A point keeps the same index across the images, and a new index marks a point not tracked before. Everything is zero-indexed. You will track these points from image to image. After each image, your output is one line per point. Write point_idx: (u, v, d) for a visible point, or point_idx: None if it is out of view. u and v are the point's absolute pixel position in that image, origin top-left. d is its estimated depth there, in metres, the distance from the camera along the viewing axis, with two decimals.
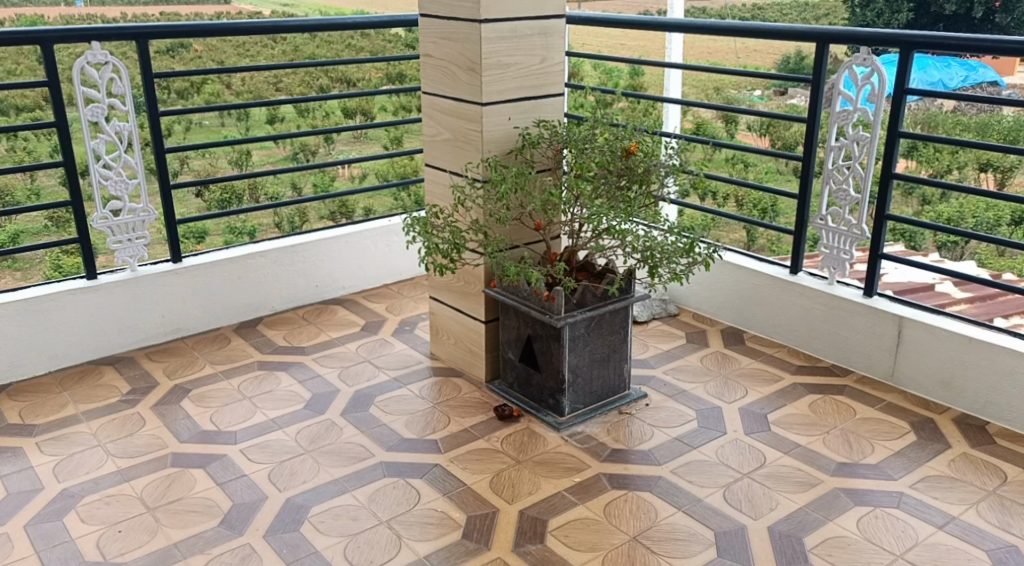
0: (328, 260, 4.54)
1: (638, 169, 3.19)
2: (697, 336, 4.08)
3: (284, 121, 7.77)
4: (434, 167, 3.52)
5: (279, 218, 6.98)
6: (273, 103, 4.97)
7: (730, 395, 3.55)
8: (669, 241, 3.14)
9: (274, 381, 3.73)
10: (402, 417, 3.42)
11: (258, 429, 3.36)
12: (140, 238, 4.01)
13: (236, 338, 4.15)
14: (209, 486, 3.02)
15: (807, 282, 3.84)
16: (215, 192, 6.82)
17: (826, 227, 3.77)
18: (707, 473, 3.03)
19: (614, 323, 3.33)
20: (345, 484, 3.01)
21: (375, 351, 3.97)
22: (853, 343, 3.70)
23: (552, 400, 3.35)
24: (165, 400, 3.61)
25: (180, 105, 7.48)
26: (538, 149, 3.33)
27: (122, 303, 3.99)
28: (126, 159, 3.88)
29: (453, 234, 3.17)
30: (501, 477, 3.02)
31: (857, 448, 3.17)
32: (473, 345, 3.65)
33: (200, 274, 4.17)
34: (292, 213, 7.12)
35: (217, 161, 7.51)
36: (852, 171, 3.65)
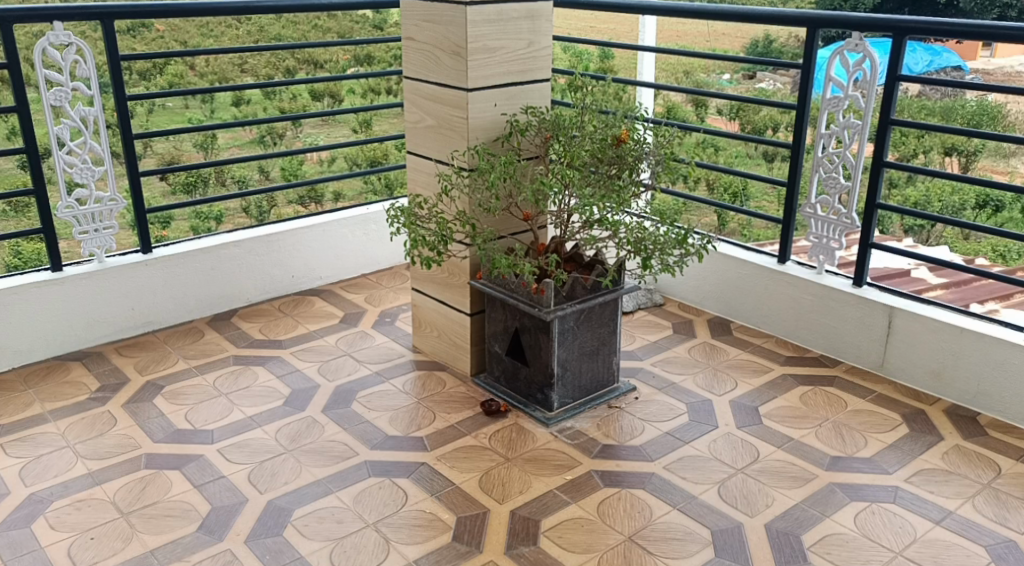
0: (304, 249, 4.41)
1: (628, 158, 3.11)
2: (684, 326, 4.02)
3: (250, 104, 7.55)
4: (417, 155, 3.41)
5: (246, 203, 6.77)
6: (242, 87, 4.80)
7: (720, 387, 3.49)
8: (661, 232, 3.06)
9: (251, 377, 3.60)
10: (385, 413, 3.31)
11: (235, 428, 3.24)
12: (107, 228, 3.85)
13: (210, 332, 4.02)
14: (186, 489, 2.90)
15: (796, 271, 3.79)
16: (181, 178, 6.60)
17: (815, 216, 3.72)
18: (700, 469, 2.96)
19: (603, 316, 3.25)
20: (329, 485, 2.90)
21: (355, 344, 3.86)
22: (843, 334, 3.66)
23: (540, 395, 3.26)
24: (137, 398, 3.47)
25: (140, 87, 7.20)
26: (526, 136, 3.22)
27: (89, 296, 3.83)
28: (92, 145, 3.71)
29: (439, 225, 3.07)
30: (490, 476, 2.94)
31: (851, 441, 3.12)
32: (458, 338, 3.55)
33: (170, 266, 4.02)
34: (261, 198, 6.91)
35: (181, 141, 7.29)
36: (842, 159, 3.60)
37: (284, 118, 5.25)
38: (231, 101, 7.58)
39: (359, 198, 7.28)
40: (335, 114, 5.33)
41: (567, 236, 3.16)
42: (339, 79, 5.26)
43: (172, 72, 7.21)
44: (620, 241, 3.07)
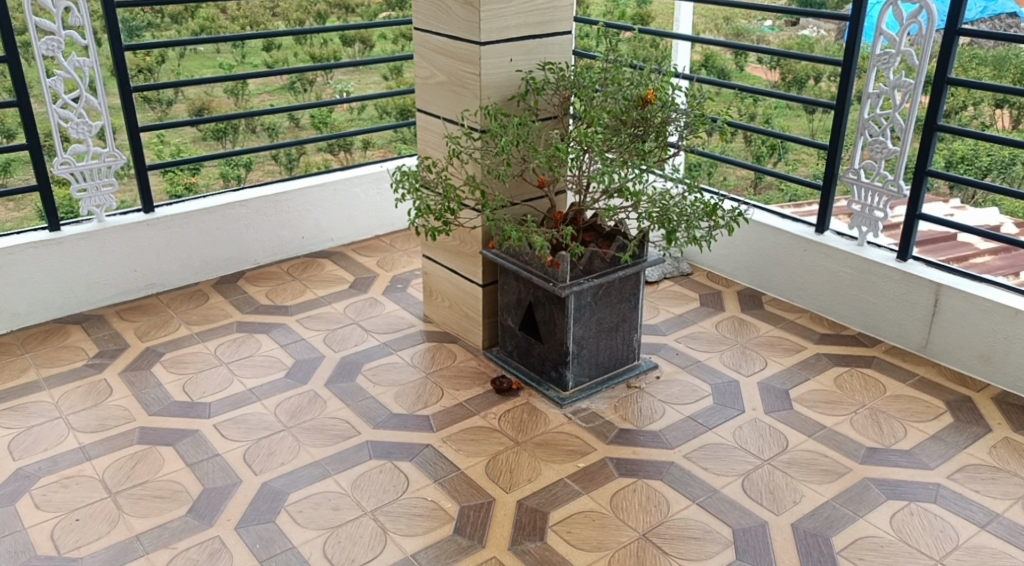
0: (314, 209, 4.21)
1: (654, 120, 2.86)
2: (712, 299, 3.78)
3: (280, 49, 6.25)
4: (427, 113, 3.17)
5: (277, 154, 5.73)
6: (272, 34, 4.48)
7: (749, 367, 3.26)
8: (689, 201, 2.81)
9: (253, 346, 3.44)
10: (391, 389, 3.14)
11: (234, 401, 3.08)
12: (106, 185, 3.67)
13: (214, 296, 3.85)
14: (177, 467, 2.74)
15: (835, 242, 3.52)
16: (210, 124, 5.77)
17: (858, 182, 3.44)
18: (724, 459, 2.75)
19: (623, 291, 3.04)
20: (327, 467, 2.74)
21: (364, 312, 3.68)
22: (883, 311, 3.41)
23: (555, 373, 3.07)
24: (135, 365, 3.32)
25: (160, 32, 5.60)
26: (543, 95, 2.98)
27: (89, 257, 3.67)
28: (87, 98, 3.52)
29: (447, 191, 2.84)
30: (497, 461, 2.75)
31: (889, 431, 2.89)
32: (470, 310, 3.35)
33: (173, 226, 3.84)
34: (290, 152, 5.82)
35: (212, 89, 6.09)
36: (891, 122, 3.30)
37: (316, 67, 4.91)
38: (260, 46, 6.33)
39: (389, 149, 6.29)
40: (367, 64, 4.98)
41: (586, 205, 2.93)
42: (368, 27, 4.92)
43: (203, 13, 5.73)
44: (643, 211, 2.84)
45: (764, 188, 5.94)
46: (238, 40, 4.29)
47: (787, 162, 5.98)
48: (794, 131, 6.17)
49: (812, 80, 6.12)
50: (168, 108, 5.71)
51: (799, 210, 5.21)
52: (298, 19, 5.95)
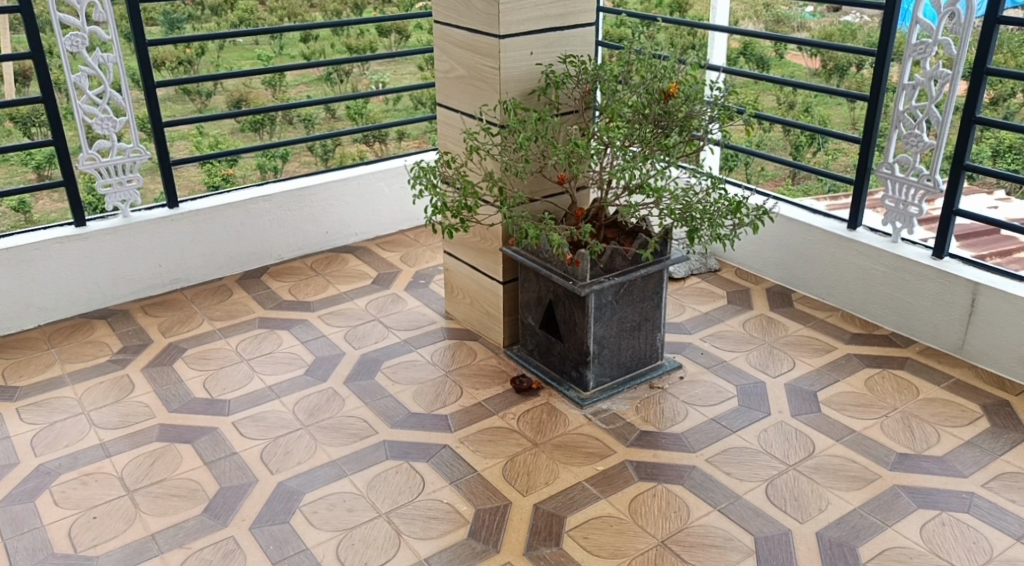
0: (337, 204, 4.19)
1: (677, 115, 2.78)
2: (740, 296, 3.69)
3: (318, 40, 5.99)
4: (448, 108, 3.12)
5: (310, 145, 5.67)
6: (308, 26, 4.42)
7: (776, 368, 3.17)
8: (712, 198, 2.71)
9: (274, 343, 3.43)
10: (410, 388, 3.11)
11: (253, 399, 3.07)
12: (131, 181, 3.68)
13: (238, 291, 3.85)
14: (195, 465, 2.74)
15: (868, 239, 3.41)
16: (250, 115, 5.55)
17: (892, 177, 3.32)
18: (747, 464, 2.68)
19: (646, 289, 2.97)
20: (344, 467, 2.72)
21: (386, 309, 3.65)
22: (917, 310, 3.30)
23: (575, 373, 3.01)
24: (158, 361, 3.33)
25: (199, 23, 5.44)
26: (564, 89, 2.92)
27: (114, 252, 3.69)
28: (112, 94, 3.53)
29: (465, 188, 2.79)
30: (515, 463, 2.71)
31: (921, 436, 2.80)
32: (491, 307, 3.31)
33: (198, 220, 3.85)
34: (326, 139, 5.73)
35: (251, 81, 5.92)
36: (927, 114, 3.18)
37: (351, 59, 4.83)
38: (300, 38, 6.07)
39: (422, 140, 6.21)
40: (400, 57, 4.91)
41: (607, 202, 2.86)
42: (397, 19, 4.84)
43: (243, 4, 5.46)
44: (665, 208, 2.76)
45: (802, 179, 5.74)
46: (278, 32, 4.23)
47: (827, 152, 5.70)
48: (835, 120, 5.88)
49: (854, 68, 5.83)
50: (208, 100, 5.57)
51: (833, 203, 5.05)
52: (336, 11, 5.62)
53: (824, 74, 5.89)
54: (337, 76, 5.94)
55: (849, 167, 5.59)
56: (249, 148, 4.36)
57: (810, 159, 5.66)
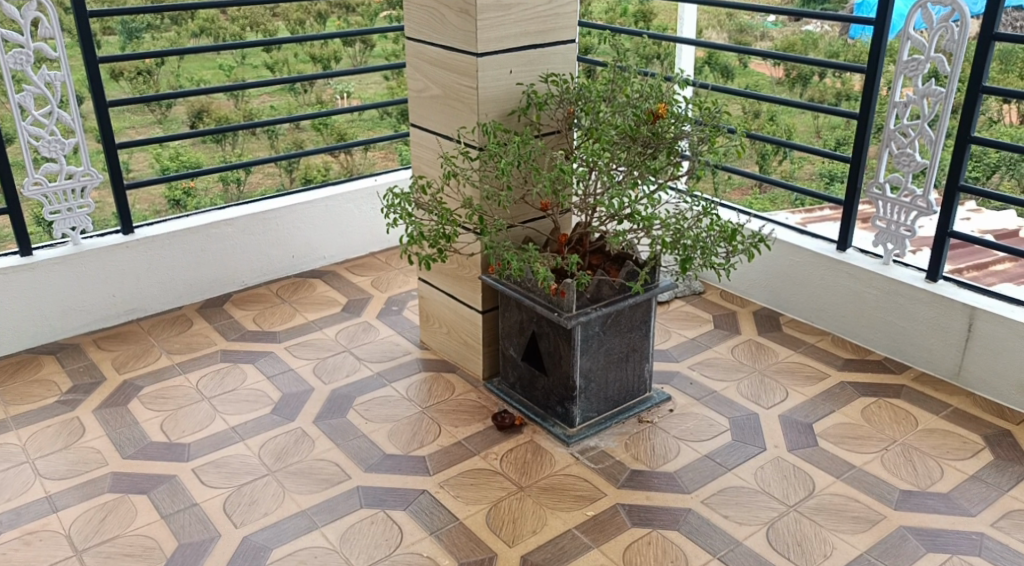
0: (304, 227, 3.99)
1: (666, 137, 2.64)
2: (727, 320, 3.55)
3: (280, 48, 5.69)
4: (422, 129, 2.95)
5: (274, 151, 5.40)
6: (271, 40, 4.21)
7: (769, 398, 3.03)
8: (705, 226, 2.57)
9: (237, 378, 3.22)
10: (384, 426, 2.92)
11: (215, 442, 2.86)
12: (82, 207, 3.46)
13: (198, 321, 3.63)
14: (151, 520, 2.53)
15: (860, 261, 3.29)
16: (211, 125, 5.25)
17: (883, 197, 3.21)
18: (745, 506, 2.53)
19: (634, 319, 2.82)
20: (314, 518, 2.52)
21: (356, 339, 3.45)
22: (912, 335, 3.18)
23: (560, 409, 2.85)
24: (112, 401, 3.10)
25: (157, 30, 5.16)
26: (546, 109, 2.76)
27: (64, 282, 3.45)
28: (60, 114, 3.30)
29: (442, 215, 2.61)
30: (499, 509, 2.53)
31: (924, 471, 2.66)
32: (469, 338, 3.13)
33: (155, 247, 3.63)
34: (291, 145, 5.46)
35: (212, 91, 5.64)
36: (919, 133, 3.06)
37: (314, 75, 4.57)
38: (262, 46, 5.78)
39: (390, 152, 5.98)
40: (364, 73, 4.64)
41: (593, 229, 2.70)
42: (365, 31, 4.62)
43: (202, 12, 5.18)
44: (654, 235, 2.60)
45: (768, 188, 5.44)
46: (240, 48, 4.00)
47: (793, 162, 5.43)
48: (800, 129, 5.55)
49: (818, 77, 5.43)
50: (166, 110, 5.32)
51: (806, 216, 4.80)
52: (299, 20, 5.40)
53: (787, 84, 5.50)
54: (300, 86, 5.70)
55: (816, 176, 5.33)
56: (210, 170, 4.12)
57: (775, 169, 5.38)
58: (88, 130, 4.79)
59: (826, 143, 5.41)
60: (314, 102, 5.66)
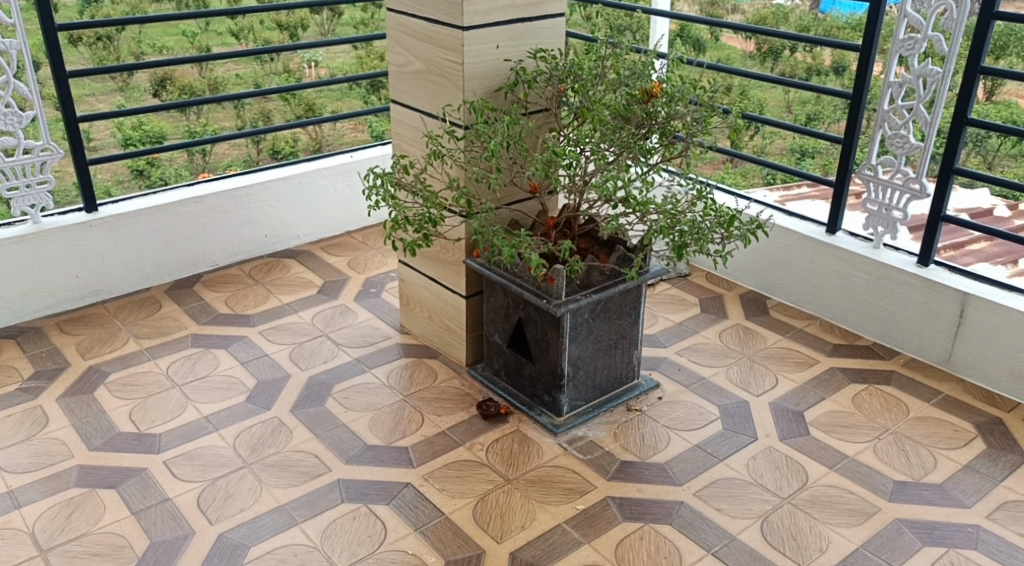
0: (277, 205, 3.84)
1: (659, 117, 2.54)
2: (713, 304, 3.48)
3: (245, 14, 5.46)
4: (404, 106, 2.82)
5: (240, 124, 5.20)
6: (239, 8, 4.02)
7: (758, 385, 2.97)
8: (700, 212, 2.49)
9: (209, 364, 3.09)
10: (365, 415, 2.82)
11: (187, 432, 2.74)
12: (43, 183, 3.29)
13: (167, 303, 3.49)
14: (120, 517, 2.41)
15: (850, 245, 3.24)
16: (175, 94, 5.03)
17: (875, 179, 3.14)
18: (739, 498, 2.47)
19: (623, 306, 2.74)
20: (294, 514, 2.42)
21: (333, 323, 3.34)
22: (902, 320, 3.13)
23: (547, 397, 2.76)
24: (76, 389, 2.96)
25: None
26: (535, 87, 2.64)
27: (24, 262, 3.29)
28: (16, 85, 3.12)
29: (427, 197, 2.50)
30: (486, 503, 2.45)
31: (917, 461, 2.62)
32: (452, 323, 3.03)
33: (121, 225, 3.47)
34: (259, 116, 5.25)
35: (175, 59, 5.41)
36: (914, 115, 2.99)
37: (282, 46, 4.32)
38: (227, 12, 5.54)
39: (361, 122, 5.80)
40: (336, 44, 4.42)
41: (584, 213, 2.61)
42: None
43: None
44: (647, 220, 2.51)
45: (740, 163, 5.31)
46: (204, 17, 3.80)
47: (764, 136, 5.27)
48: (770, 104, 5.31)
49: (788, 50, 5.20)
50: (129, 77, 5.08)
51: (784, 194, 4.66)
52: None
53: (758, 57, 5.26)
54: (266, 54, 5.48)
55: (787, 151, 5.17)
56: (177, 145, 3.94)
57: (746, 145, 5.22)
58: (45, 98, 4.55)
59: (796, 117, 5.17)
60: (280, 71, 5.44)
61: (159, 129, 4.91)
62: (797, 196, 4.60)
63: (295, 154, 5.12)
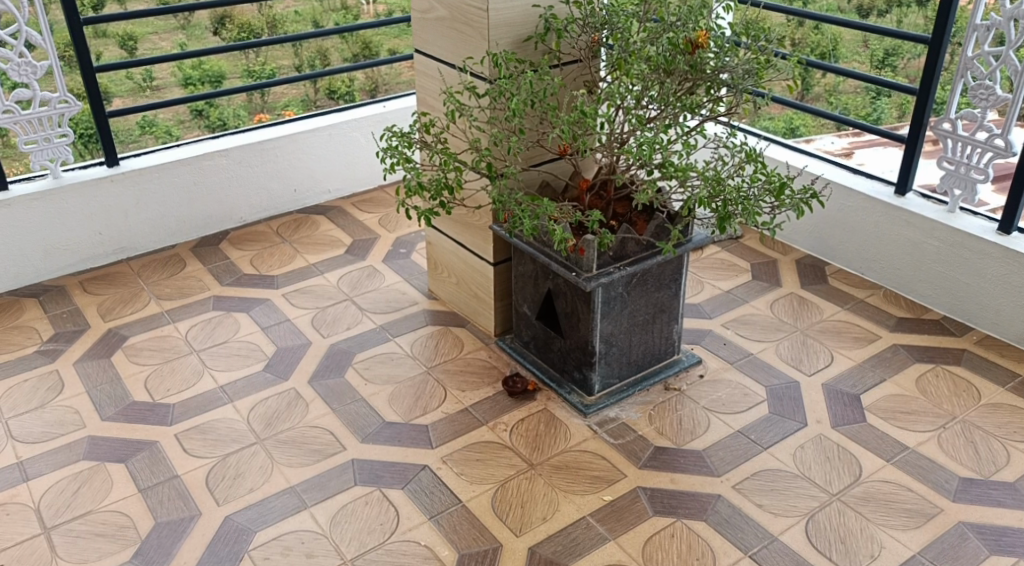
0: (307, 158, 3.68)
1: (705, 70, 2.27)
2: (767, 270, 3.22)
3: None
4: (427, 56, 2.60)
5: (299, 62, 4.92)
6: None
7: (811, 364, 2.73)
8: (748, 179, 2.23)
9: (229, 329, 2.97)
10: (385, 389, 2.67)
11: (201, 403, 2.62)
12: (62, 136, 3.16)
13: (192, 262, 3.37)
14: (126, 494, 2.30)
15: (920, 209, 2.93)
16: (232, 34, 4.78)
17: (954, 135, 2.81)
18: (783, 493, 2.25)
19: (662, 277, 2.51)
20: (303, 496, 2.28)
21: (360, 286, 3.18)
22: (976, 293, 2.83)
23: (578, 375, 2.57)
24: (94, 353, 2.86)
25: None
26: (567, 37, 2.39)
27: (46, 219, 3.19)
28: (29, 34, 2.97)
29: (446, 160, 2.29)
30: (508, 490, 2.29)
31: (988, 455, 2.36)
32: (479, 291, 2.86)
33: (143, 181, 3.34)
34: (315, 54, 4.96)
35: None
36: (1003, 62, 2.65)
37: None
38: None
39: None
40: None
41: (619, 177, 2.37)
42: None
43: None
44: (687, 187, 2.27)
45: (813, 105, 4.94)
46: None
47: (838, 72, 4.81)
48: (846, 36, 4.77)
49: None
50: (190, 15, 4.88)
51: (854, 138, 4.20)
52: None
53: None
54: None
55: (861, 90, 4.70)
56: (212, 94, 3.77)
57: (817, 83, 4.80)
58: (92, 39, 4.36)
59: (873, 53, 4.64)
60: (338, 8, 5.16)
61: (218, 69, 4.70)
62: (869, 141, 4.16)
63: (352, 94, 4.77)
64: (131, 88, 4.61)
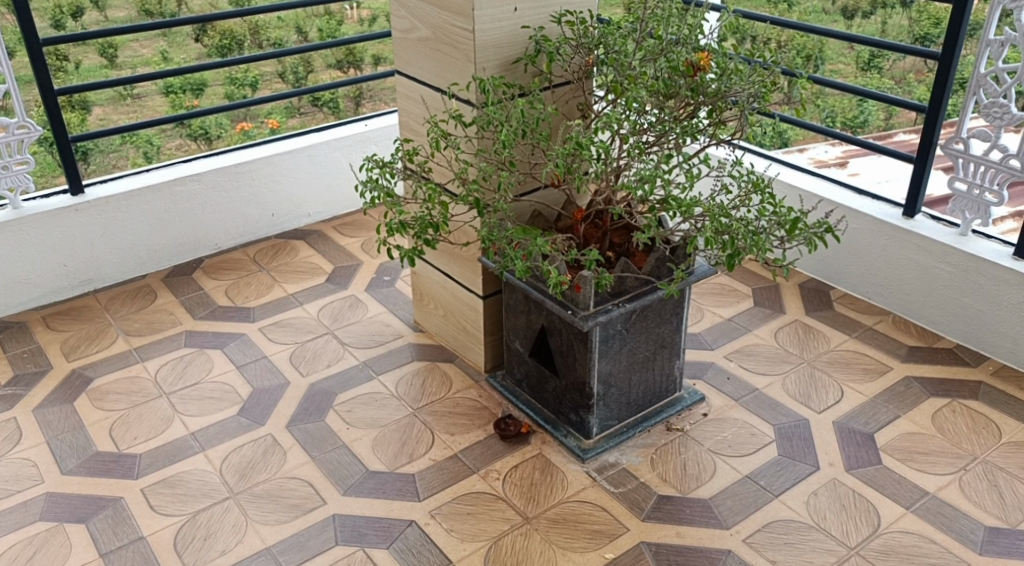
0: (284, 181, 3.50)
1: (708, 95, 2.11)
2: (769, 296, 3.07)
3: None
4: (410, 78, 2.43)
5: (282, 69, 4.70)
6: None
7: (820, 399, 2.57)
8: (755, 212, 2.07)
9: (201, 368, 2.78)
10: (368, 433, 2.49)
11: (170, 453, 2.44)
12: (22, 164, 2.96)
13: (163, 294, 3.19)
14: (86, 560, 2.11)
15: (931, 232, 2.78)
16: (214, 38, 4.57)
17: (965, 155, 2.67)
18: (797, 548, 2.10)
19: (663, 312, 2.35)
20: (280, 559, 2.11)
21: (341, 318, 3.01)
22: (992, 321, 2.69)
23: (574, 417, 2.41)
24: (56, 398, 2.67)
25: None
26: (559, 60, 2.23)
27: (5, 252, 3.00)
28: None
29: (430, 192, 2.12)
30: (501, 548, 2.12)
31: (1013, 501, 2.21)
32: (468, 325, 2.69)
33: (110, 209, 3.15)
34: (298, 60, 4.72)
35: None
36: (1018, 79, 2.50)
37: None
38: None
39: None
40: None
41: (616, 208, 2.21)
42: None
43: None
44: (691, 220, 2.12)
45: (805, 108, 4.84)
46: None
47: None
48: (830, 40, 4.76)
49: None
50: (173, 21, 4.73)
51: (847, 146, 4.11)
52: None
53: None
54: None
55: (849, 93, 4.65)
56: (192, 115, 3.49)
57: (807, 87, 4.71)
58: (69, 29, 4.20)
59: (858, 55, 4.62)
60: (322, 13, 4.98)
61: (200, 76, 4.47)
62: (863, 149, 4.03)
63: (337, 102, 4.60)
64: (110, 96, 4.44)
